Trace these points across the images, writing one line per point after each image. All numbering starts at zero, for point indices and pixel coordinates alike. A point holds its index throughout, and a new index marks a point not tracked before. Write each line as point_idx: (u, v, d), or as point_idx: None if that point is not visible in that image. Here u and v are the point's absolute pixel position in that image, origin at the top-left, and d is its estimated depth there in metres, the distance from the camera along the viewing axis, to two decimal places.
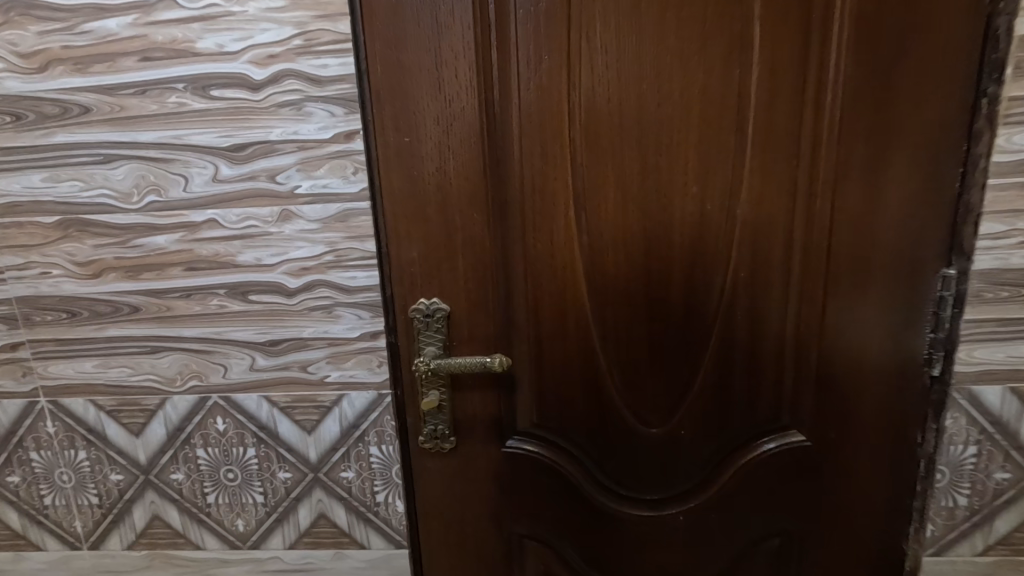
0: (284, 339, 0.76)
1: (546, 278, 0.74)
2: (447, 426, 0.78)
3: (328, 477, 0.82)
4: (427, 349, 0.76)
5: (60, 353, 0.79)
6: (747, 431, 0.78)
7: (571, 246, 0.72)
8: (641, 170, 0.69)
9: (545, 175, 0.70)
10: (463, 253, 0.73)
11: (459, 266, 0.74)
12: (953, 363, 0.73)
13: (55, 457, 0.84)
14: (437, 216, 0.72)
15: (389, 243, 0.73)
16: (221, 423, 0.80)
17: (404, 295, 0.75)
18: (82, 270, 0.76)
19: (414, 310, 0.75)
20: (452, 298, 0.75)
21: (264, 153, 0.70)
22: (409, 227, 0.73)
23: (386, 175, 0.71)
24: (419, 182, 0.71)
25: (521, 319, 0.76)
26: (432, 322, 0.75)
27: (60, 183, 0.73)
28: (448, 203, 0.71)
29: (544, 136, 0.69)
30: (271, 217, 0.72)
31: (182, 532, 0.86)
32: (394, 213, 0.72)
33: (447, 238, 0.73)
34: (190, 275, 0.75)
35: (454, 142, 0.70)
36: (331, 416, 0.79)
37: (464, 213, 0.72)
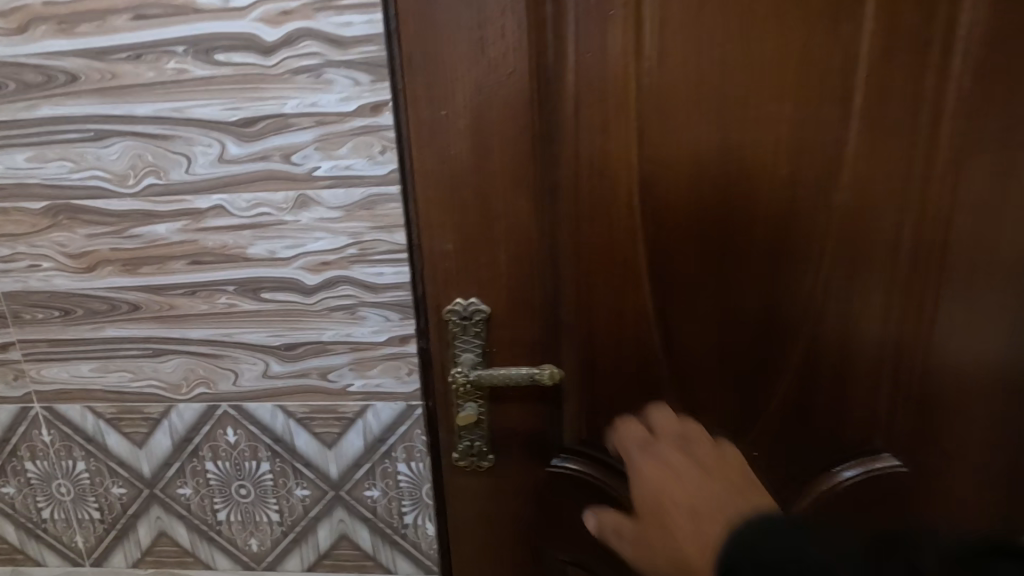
0: (301, 343, 0.67)
1: (603, 276, 0.63)
2: (485, 442, 0.68)
3: (350, 495, 0.73)
4: (464, 355, 0.66)
5: (54, 355, 0.71)
6: (831, 455, 0.68)
7: (633, 239, 0.62)
8: (721, 149, 0.58)
9: (605, 156, 0.60)
10: (507, 248, 0.63)
11: (501, 263, 0.63)
12: None
13: (52, 467, 0.76)
14: (477, 205, 0.61)
15: (421, 237, 0.62)
16: (232, 435, 0.72)
17: (437, 296, 0.64)
18: (74, 263, 0.67)
19: (448, 312, 0.64)
20: (493, 299, 0.65)
21: (277, 129, 0.60)
22: (444, 217, 0.62)
23: (418, 156, 0.60)
24: (456, 164, 0.60)
25: (571, 322, 0.66)
26: (470, 325, 0.65)
27: (47, 164, 0.64)
28: (489, 189, 0.61)
29: (606, 111, 0.58)
30: (286, 204, 0.63)
31: (191, 551, 0.78)
32: (426, 201, 0.61)
33: (488, 229, 0.62)
34: (195, 269, 0.66)
35: (498, 117, 0.59)
36: (354, 429, 0.70)
37: (508, 202, 0.61)
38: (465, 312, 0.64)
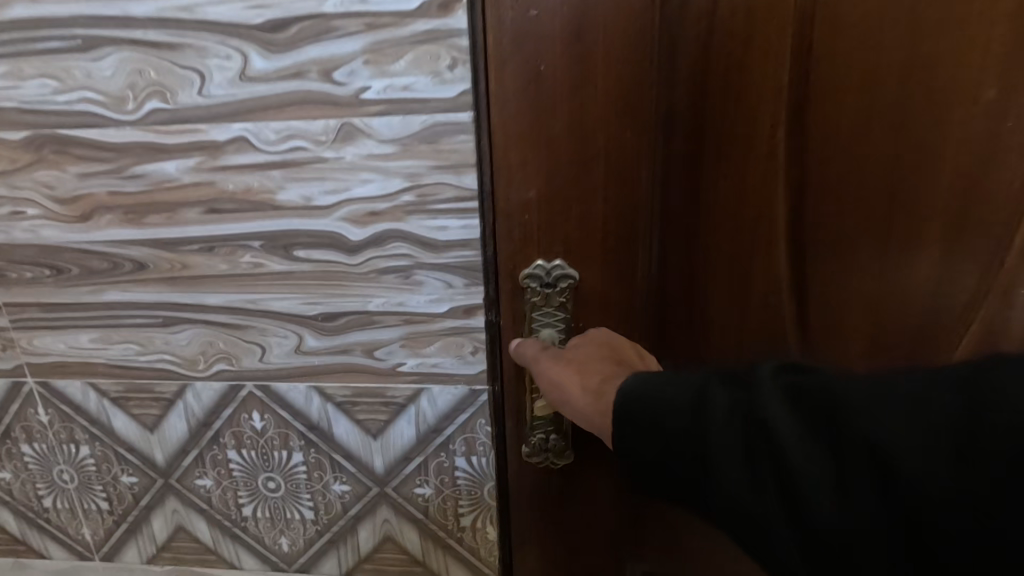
0: (342, 313, 0.55)
1: (725, 232, 0.50)
2: (561, 439, 0.55)
3: (397, 493, 0.62)
4: (544, 331, 0.52)
5: (46, 322, 0.59)
6: None
7: (771, 190, 0.48)
8: (909, 61, 0.42)
9: (746, 78, 0.46)
10: (606, 198, 0.49)
11: (598, 218, 0.50)
12: None
13: (52, 451, 0.66)
14: (572, 141, 0.47)
15: (495, 184, 0.48)
16: (259, 420, 0.61)
17: (512, 261, 0.51)
18: (65, 210, 0.55)
19: (527, 276, 0.51)
20: (582, 264, 0.51)
21: (315, 34, 0.46)
22: (526, 159, 0.48)
23: (497, 76, 0.45)
24: (547, 86, 0.46)
25: (680, 290, 0.53)
26: (551, 294, 0.51)
27: (25, 82, 0.50)
28: (586, 119, 0.46)
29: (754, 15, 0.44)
30: (325, 136, 0.49)
31: (213, 548, 0.68)
32: (504, 137, 0.47)
33: (582, 173, 0.48)
34: (212, 219, 0.53)
35: (607, 19, 0.44)
36: (404, 417, 0.58)
37: (612, 136, 0.47)
38: (547, 279, 0.51)
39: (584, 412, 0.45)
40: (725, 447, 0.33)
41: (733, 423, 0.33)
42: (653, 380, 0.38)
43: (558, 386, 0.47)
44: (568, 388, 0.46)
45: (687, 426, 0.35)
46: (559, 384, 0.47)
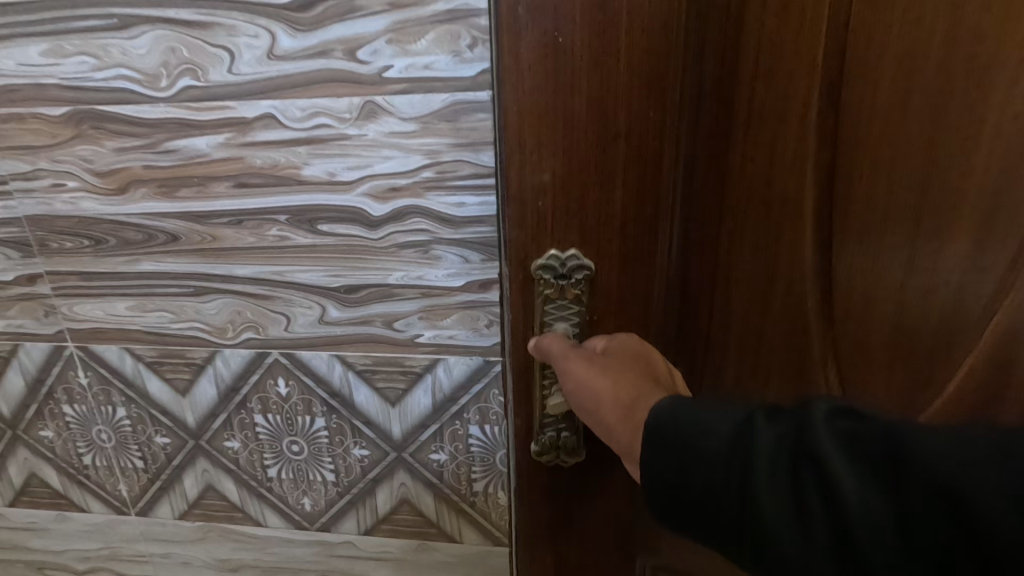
0: (364, 285, 0.57)
1: (753, 238, 0.42)
2: (575, 442, 0.49)
3: (413, 458, 0.65)
4: (557, 325, 0.45)
5: (86, 290, 0.63)
6: None
7: (804, 178, 0.39)
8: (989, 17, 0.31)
9: (788, 42, 0.37)
10: (626, 184, 0.41)
11: (618, 212, 0.42)
12: None
13: (91, 412, 0.70)
14: (591, 121, 0.39)
15: (507, 175, 0.41)
16: (283, 386, 0.64)
17: (525, 262, 0.44)
18: (104, 183, 0.57)
19: (540, 264, 0.44)
20: (597, 259, 0.43)
21: (341, 14, 0.48)
22: (543, 144, 0.40)
23: (514, 42, 0.37)
24: (566, 56, 0.38)
25: (697, 300, 0.46)
26: (568, 286, 0.44)
27: (66, 60, 0.53)
28: (609, 89, 0.39)
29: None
30: (350, 113, 0.51)
31: (240, 507, 0.72)
32: (517, 115, 0.39)
33: (602, 153, 0.40)
34: (242, 193, 0.56)
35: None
36: (421, 385, 0.61)
37: (633, 113, 0.39)
38: (563, 269, 0.43)
39: (614, 427, 0.39)
40: (769, 500, 0.28)
41: (782, 474, 0.28)
42: (687, 410, 0.33)
43: (587, 392, 0.41)
44: (592, 396, 0.41)
45: (725, 463, 0.30)
46: (586, 389, 0.41)
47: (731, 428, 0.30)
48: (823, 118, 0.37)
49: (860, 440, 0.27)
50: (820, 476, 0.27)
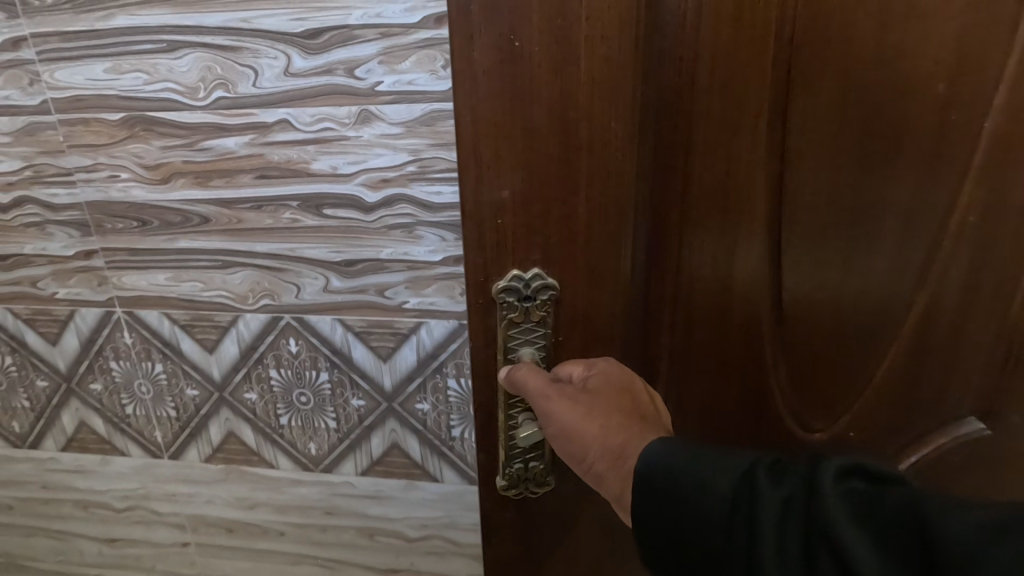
0: (361, 260, 0.70)
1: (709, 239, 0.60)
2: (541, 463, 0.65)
3: (402, 407, 0.78)
4: (524, 345, 0.59)
5: (133, 263, 0.76)
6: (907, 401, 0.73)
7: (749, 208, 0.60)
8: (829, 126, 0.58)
9: (724, 101, 0.55)
10: (589, 189, 0.53)
11: (580, 215, 0.54)
12: None
13: (133, 368, 0.83)
14: (558, 139, 0.51)
15: (468, 188, 0.52)
16: (294, 345, 0.77)
17: (495, 261, 0.55)
18: (150, 174, 0.70)
19: (505, 292, 0.57)
20: (556, 250, 0.55)
21: (342, 41, 0.61)
22: (502, 158, 0.51)
23: (468, 74, 0.48)
24: (523, 71, 0.48)
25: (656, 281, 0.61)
26: (531, 305, 0.57)
27: (123, 75, 0.66)
28: (565, 116, 0.50)
29: (721, 40, 0.53)
30: (348, 119, 0.64)
31: (256, 451, 0.85)
32: (472, 119, 0.50)
33: (561, 166, 0.52)
34: (262, 183, 0.68)
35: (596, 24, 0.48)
36: (407, 344, 0.73)
37: (593, 134, 0.51)
38: (528, 292, 0.57)
39: (605, 470, 0.54)
40: (766, 541, 0.39)
41: (780, 525, 0.39)
42: (701, 463, 0.46)
43: (569, 416, 0.55)
44: (585, 437, 0.55)
45: (733, 514, 0.43)
46: (570, 415, 0.56)
47: (733, 485, 0.44)
48: (762, 178, 0.59)
49: (852, 495, 0.38)
50: (804, 526, 0.38)
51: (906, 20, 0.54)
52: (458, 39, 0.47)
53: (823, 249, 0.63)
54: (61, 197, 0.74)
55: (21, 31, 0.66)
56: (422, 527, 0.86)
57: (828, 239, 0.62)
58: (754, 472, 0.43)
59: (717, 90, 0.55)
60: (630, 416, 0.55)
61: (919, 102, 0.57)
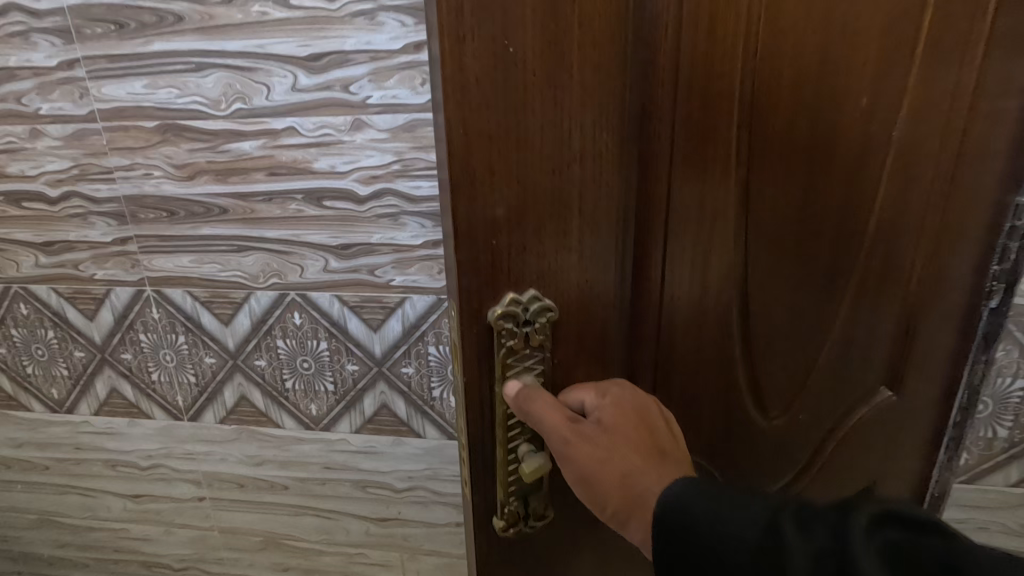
0: (354, 244, 0.83)
1: (689, 246, 0.55)
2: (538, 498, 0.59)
3: (390, 371, 0.91)
4: (524, 373, 0.53)
5: (162, 248, 0.89)
6: (860, 396, 0.72)
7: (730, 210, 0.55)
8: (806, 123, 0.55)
9: (712, 99, 0.50)
10: (579, 202, 0.49)
11: (571, 228, 0.49)
12: (1012, 295, 0.72)
13: (160, 339, 0.97)
14: (544, 143, 0.45)
15: (457, 206, 0.45)
16: (298, 317, 0.90)
17: (480, 290, 0.49)
18: (178, 172, 0.84)
19: (501, 312, 0.50)
20: (540, 266, 0.50)
21: (339, 63, 0.74)
22: (495, 174, 0.45)
23: (456, 88, 0.41)
24: (515, 71, 0.42)
25: (635, 292, 0.56)
26: (531, 329, 0.51)
27: (158, 90, 0.80)
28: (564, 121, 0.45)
29: (715, 54, 0.49)
30: (344, 126, 0.77)
31: (265, 412, 0.98)
32: (466, 135, 0.43)
33: (544, 173, 0.46)
34: (272, 179, 0.82)
35: (589, 34, 0.43)
36: (394, 316, 0.87)
37: (585, 139, 0.47)
38: (525, 317, 0.50)
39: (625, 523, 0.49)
40: None
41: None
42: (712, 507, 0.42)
43: (589, 462, 0.50)
44: (601, 490, 0.49)
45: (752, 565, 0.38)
46: (589, 461, 0.50)
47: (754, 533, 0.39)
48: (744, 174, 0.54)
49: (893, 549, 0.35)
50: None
51: (884, 51, 0.55)
52: (442, 44, 0.40)
53: (803, 254, 0.60)
54: (102, 192, 0.87)
55: (74, 53, 0.79)
56: (408, 479, 0.99)
57: (818, 263, 0.61)
58: (778, 523, 0.39)
59: (707, 90, 0.50)
60: (646, 458, 0.49)
61: (888, 125, 0.58)
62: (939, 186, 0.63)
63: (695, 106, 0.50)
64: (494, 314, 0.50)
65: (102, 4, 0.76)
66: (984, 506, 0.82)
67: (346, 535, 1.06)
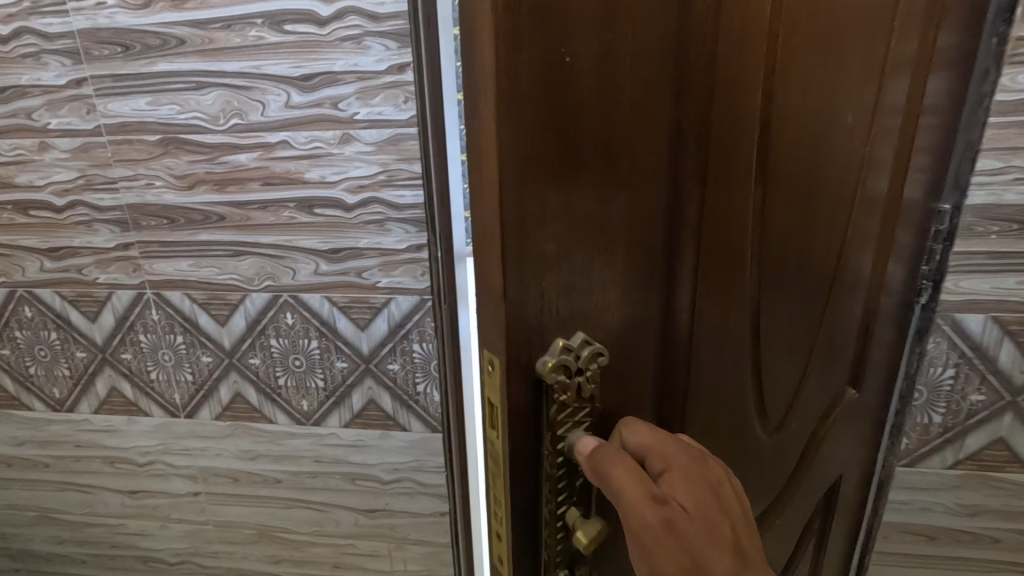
0: (343, 248, 0.90)
1: (720, 275, 0.52)
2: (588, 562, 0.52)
3: (377, 368, 0.97)
4: (573, 430, 0.45)
5: (162, 253, 0.95)
6: (823, 397, 0.76)
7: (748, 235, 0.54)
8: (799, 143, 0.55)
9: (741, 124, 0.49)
10: (625, 233, 0.44)
11: (617, 261, 0.44)
12: (939, 292, 0.79)
13: (159, 339, 1.02)
14: (597, 172, 0.41)
15: (509, 241, 0.38)
16: (290, 317, 0.96)
17: (525, 340, 0.41)
18: (178, 182, 0.90)
19: (556, 368, 0.42)
20: (585, 306, 0.44)
21: (328, 83, 0.81)
22: (546, 202, 0.39)
23: (513, 105, 0.35)
24: (570, 91, 0.37)
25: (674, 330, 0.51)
26: (582, 378, 0.44)
27: (161, 107, 0.86)
28: (614, 145, 0.41)
29: (743, 78, 0.47)
30: (333, 140, 0.84)
31: (258, 408, 1.04)
32: (519, 159, 0.37)
33: (596, 205, 0.41)
34: (267, 189, 0.88)
35: (640, 49, 0.39)
36: (381, 315, 0.93)
37: (635, 166, 0.42)
38: (577, 366, 0.43)
39: None
40: None
41: None
42: None
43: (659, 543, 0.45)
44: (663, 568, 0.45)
45: None
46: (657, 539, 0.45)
47: None
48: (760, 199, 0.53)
49: None
50: None
51: (851, 75, 0.58)
52: (499, 55, 0.34)
53: (791, 270, 0.61)
54: (106, 201, 0.93)
55: (83, 73, 0.86)
56: (395, 471, 1.05)
57: (803, 279, 0.63)
58: None
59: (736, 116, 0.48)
60: (720, 552, 0.47)
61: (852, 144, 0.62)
62: (883, 199, 0.69)
63: (729, 128, 0.47)
64: (545, 364, 0.42)
65: (109, 28, 0.83)
66: (924, 486, 0.89)
67: (337, 526, 1.12)
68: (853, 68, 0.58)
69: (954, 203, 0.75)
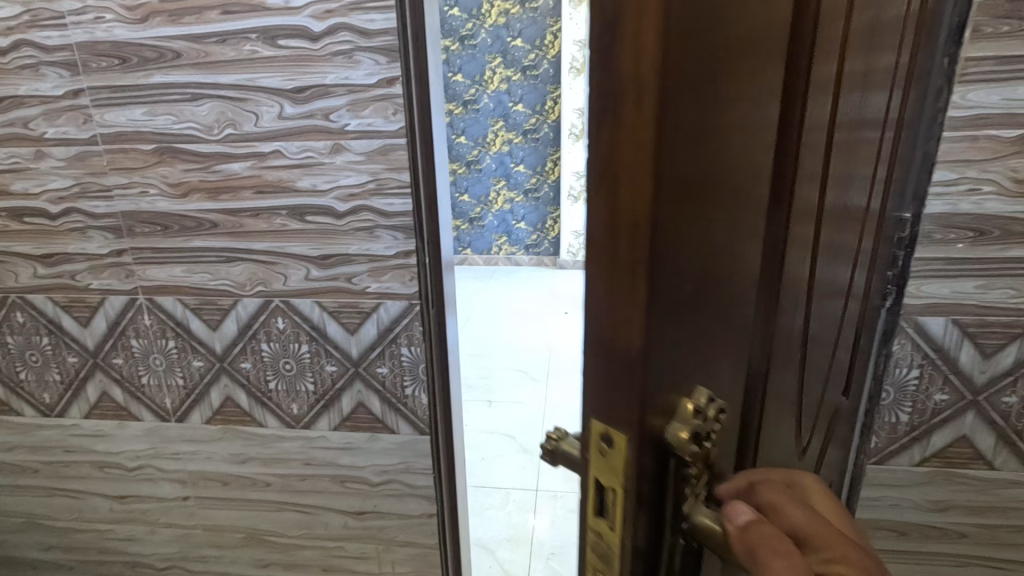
0: (333, 254, 0.93)
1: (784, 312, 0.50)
2: None
3: (366, 371, 0.99)
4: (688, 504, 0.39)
5: (155, 259, 0.97)
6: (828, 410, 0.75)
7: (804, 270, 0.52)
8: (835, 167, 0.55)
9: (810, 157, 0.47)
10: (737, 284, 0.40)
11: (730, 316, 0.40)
12: (903, 297, 0.83)
13: (150, 344, 1.04)
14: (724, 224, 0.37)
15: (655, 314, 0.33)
16: (281, 322, 0.98)
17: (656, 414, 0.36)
18: (173, 190, 0.93)
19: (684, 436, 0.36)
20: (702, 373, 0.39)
21: (320, 95, 0.84)
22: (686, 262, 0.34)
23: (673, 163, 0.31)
24: (717, 137, 0.33)
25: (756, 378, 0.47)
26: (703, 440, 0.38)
27: (156, 117, 0.89)
28: (739, 193, 0.37)
29: (815, 112, 0.45)
30: (325, 149, 0.87)
31: (249, 412, 1.06)
32: (676, 218, 0.32)
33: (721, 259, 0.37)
34: (260, 197, 0.91)
35: (766, 88, 0.36)
36: (370, 319, 0.96)
37: (751, 210, 0.39)
38: (703, 430, 0.37)
39: None
40: None
41: None
42: None
43: None
44: None
45: None
46: None
47: None
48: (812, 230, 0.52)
49: None
50: None
51: (864, 97, 0.58)
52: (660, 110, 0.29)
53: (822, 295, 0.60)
54: (101, 208, 0.95)
55: (80, 84, 0.88)
56: (383, 473, 1.06)
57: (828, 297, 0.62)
58: None
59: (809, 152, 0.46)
60: None
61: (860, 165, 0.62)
62: (873, 214, 0.70)
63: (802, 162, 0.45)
64: (678, 433, 0.36)
65: (107, 41, 0.85)
66: (892, 482, 0.92)
67: (325, 529, 1.13)
68: (868, 87, 0.58)
69: (914, 211, 0.80)
